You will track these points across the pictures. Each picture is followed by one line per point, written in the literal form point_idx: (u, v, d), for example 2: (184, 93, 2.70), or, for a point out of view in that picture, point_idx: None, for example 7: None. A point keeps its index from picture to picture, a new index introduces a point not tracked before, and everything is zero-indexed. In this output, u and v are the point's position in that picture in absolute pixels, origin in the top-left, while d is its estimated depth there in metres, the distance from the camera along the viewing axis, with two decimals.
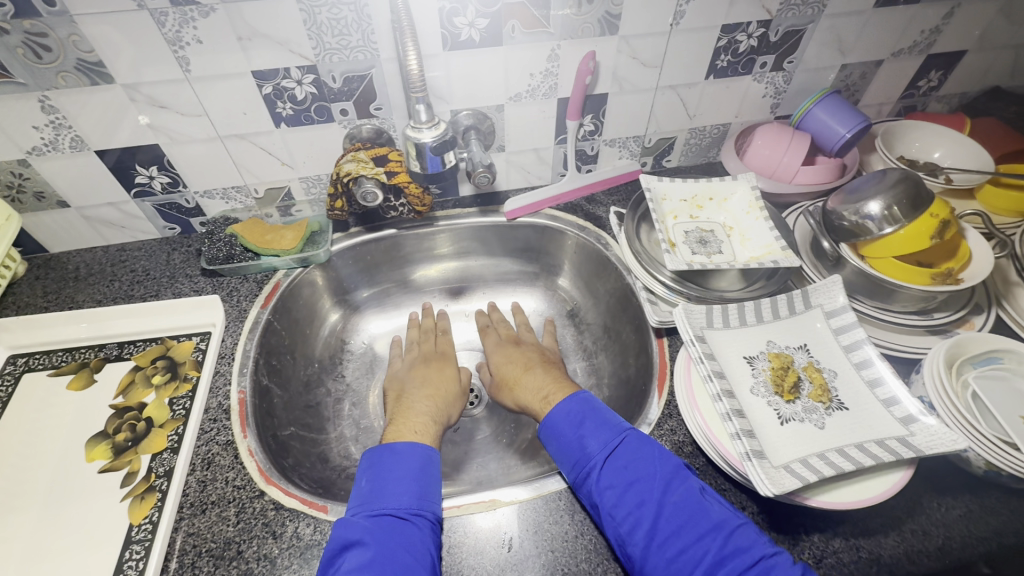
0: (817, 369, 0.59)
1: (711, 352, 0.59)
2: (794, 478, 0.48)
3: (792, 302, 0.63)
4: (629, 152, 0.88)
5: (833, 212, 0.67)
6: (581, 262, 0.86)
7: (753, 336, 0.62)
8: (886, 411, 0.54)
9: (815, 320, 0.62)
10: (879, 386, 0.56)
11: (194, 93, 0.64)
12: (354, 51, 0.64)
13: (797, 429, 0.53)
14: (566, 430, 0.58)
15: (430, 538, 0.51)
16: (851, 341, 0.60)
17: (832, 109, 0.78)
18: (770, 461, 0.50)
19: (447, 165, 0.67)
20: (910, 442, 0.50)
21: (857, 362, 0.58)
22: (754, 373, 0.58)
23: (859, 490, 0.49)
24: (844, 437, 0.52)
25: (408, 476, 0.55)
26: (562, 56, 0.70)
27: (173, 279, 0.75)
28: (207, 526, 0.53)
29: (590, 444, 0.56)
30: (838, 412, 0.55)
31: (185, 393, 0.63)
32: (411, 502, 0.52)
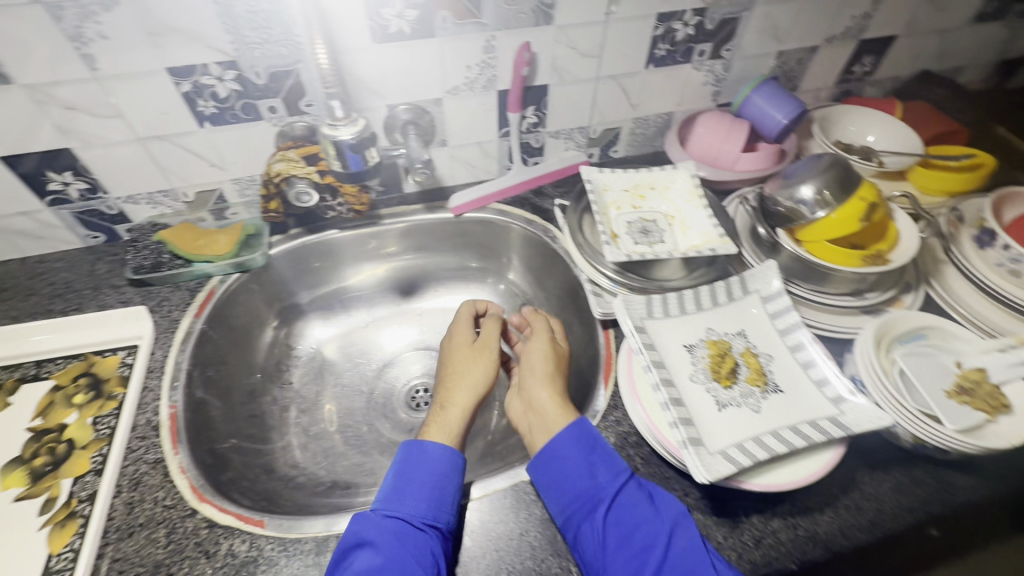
0: (753, 355, 0.61)
1: (651, 342, 0.60)
2: (729, 463, 0.49)
3: (730, 289, 0.65)
4: (575, 144, 0.87)
5: (769, 198, 0.68)
6: (530, 256, 0.85)
7: (693, 324, 0.63)
8: (818, 392, 0.56)
9: (753, 306, 0.64)
10: (811, 368, 0.58)
11: (105, 93, 0.60)
12: (277, 45, 0.61)
13: (734, 414, 0.55)
14: (574, 455, 0.55)
15: (440, 550, 0.50)
16: (786, 325, 0.62)
17: (769, 95, 0.79)
18: (707, 447, 0.52)
19: (368, 162, 0.68)
20: (841, 422, 0.53)
21: (791, 346, 0.60)
22: (693, 361, 0.60)
23: (792, 472, 0.51)
24: (777, 420, 0.54)
25: (430, 480, 0.54)
26: (498, 47, 0.69)
27: (97, 290, 0.71)
28: (135, 550, 0.50)
29: (601, 475, 0.53)
30: (773, 395, 0.57)
31: (111, 411, 0.60)
32: (425, 514, 0.52)
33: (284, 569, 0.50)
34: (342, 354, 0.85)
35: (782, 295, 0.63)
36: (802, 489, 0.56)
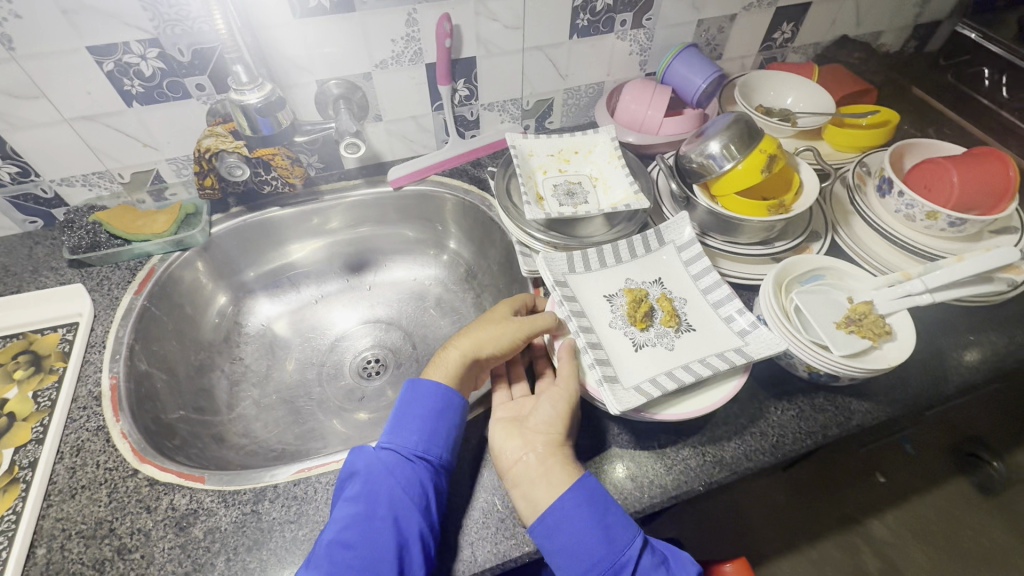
0: (668, 299, 0.67)
1: (572, 295, 0.65)
2: (641, 396, 0.56)
3: (647, 241, 0.71)
4: (510, 116, 0.90)
5: (685, 156, 0.72)
6: (470, 225, 0.88)
7: (614, 276, 0.69)
8: (726, 328, 0.64)
9: (669, 257, 0.70)
10: (720, 306, 0.65)
11: (26, 74, 0.61)
12: (196, 21, 0.62)
13: (649, 354, 0.62)
14: (589, 520, 0.50)
15: (427, 480, 0.52)
16: (699, 270, 0.68)
17: (689, 62, 0.84)
18: (623, 383, 0.59)
19: (280, 126, 0.69)
20: (744, 351, 0.59)
21: (704, 288, 0.67)
22: (613, 309, 0.66)
23: (700, 400, 0.57)
24: (687, 354, 0.62)
25: (423, 416, 0.56)
26: (420, 20, 0.71)
27: (36, 272, 0.72)
28: (77, 509, 0.53)
29: (619, 538, 0.50)
30: (686, 333, 0.64)
31: (51, 384, 0.62)
32: (417, 447, 0.54)
33: (223, 517, 0.53)
34: (292, 329, 0.87)
35: (694, 243, 0.69)
36: (712, 421, 0.61)
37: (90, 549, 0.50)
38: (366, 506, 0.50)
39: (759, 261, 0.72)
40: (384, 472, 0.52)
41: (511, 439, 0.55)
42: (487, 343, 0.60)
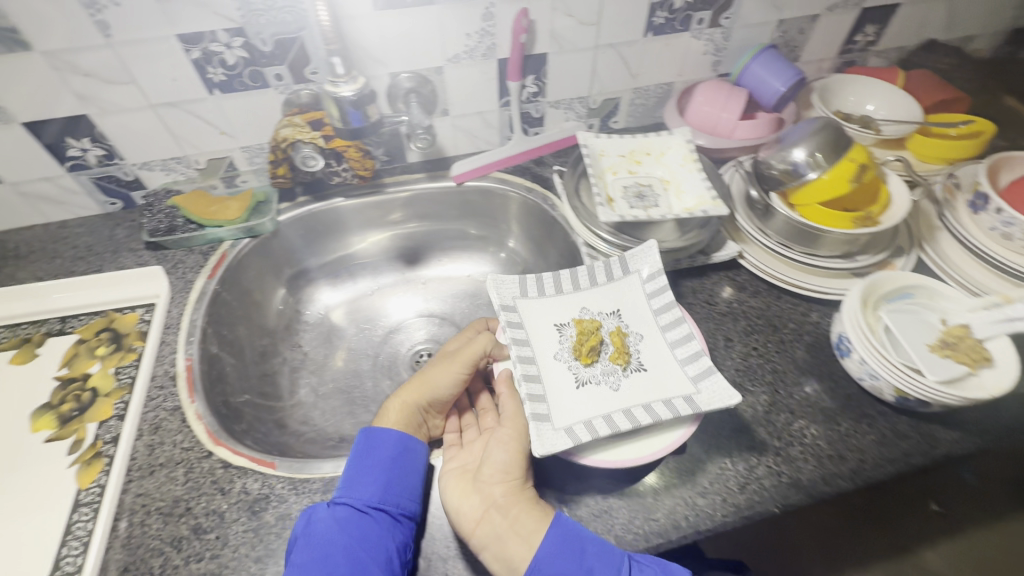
0: (622, 333, 0.64)
1: (519, 322, 0.65)
2: (568, 438, 0.53)
3: (611, 268, 0.68)
4: (575, 114, 0.88)
5: (764, 162, 0.69)
6: (530, 224, 0.87)
7: (568, 304, 0.67)
8: (681, 370, 0.60)
9: (633, 287, 0.67)
10: (680, 346, 0.62)
11: (120, 61, 0.63)
12: (281, 12, 0.63)
13: (591, 391, 0.60)
14: (567, 566, 0.48)
15: (388, 530, 0.50)
16: (663, 304, 0.65)
17: (769, 64, 0.80)
18: (554, 424, 0.56)
19: (369, 118, 0.72)
20: (694, 400, 0.56)
21: (665, 324, 0.64)
22: (562, 339, 0.64)
23: (637, 448, 0.54)
24: (632, 397, 0.59)
25: (380, 465, 0.55)
26: (497, 15, 0.70)
27: (116, 253, 0.74)
28: (156, 486, 0.54)
29: None
30: (635, 372, 0.61)
31: (131, 362, 0.64)
32: (371, 497, 0.52)
33: (293, 505, 0.54)
34: (348, 319, 0.88)
35: (659, 274, 0.66)
36: (788, 440, 0.58)
37: (168, 527, 0.52)
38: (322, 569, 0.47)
39: (839, 276, 0.69)
40: (338, 529, 0.50)
41: (465, 493, 0.53)
42: (429, 387, 0.62)
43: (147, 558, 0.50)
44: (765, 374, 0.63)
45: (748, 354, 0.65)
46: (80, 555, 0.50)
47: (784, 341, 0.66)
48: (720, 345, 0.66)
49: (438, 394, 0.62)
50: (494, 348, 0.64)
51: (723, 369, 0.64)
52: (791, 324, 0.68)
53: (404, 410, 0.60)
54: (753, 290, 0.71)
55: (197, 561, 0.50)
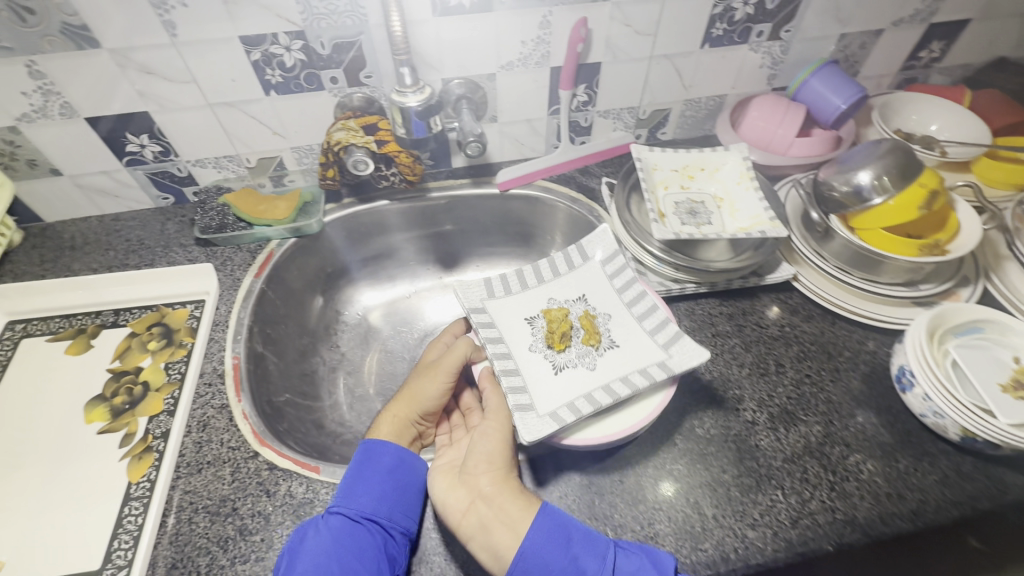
0: (590, 316, 0.67)
1: (489, 321, 0.66)
2: (553, 422, 0.55)
3: (570, 257, 0.72)
4: (623, 124, 0.87)
5: (824, 183, 0.67)
6: (573, 234, 0.86)
7: (535, 297, 0.69)
8: (651, 340, 0.63)
9: (594, 271, 0.70)
10: (646, 318, 0.65)
11: (183, 60, 0.64)
12: (341, 16, 0.63)
13: (570, 375, 0.62)
14: (553, 557, 0.48)
15: (381, 541, 0.50)
16: (624, 282, 0.68)
17: (829, 80, 0.77)
18: (539, 412, 0.58)
19: (432, 130, 0.68)
20: (667, 365, 0.59)
21: (630, 300, 0.67)
22: (533, 331, 0.66)
23: (628, 417, 0.57)
24: (608, 373, 0.61)
25: (377, 476, 0.54)
26: (554, 23, 0.69)
27: (167, 248, 0.75)
28: (204, 484, 0.55)
29: (587, 565, 0.47)
30: (609, 350, 0.64)
31: (181, 358, 0.64)
32: (365, 509, 0.52)
33: None
34: (386, 321, 0.88)
35: (616, 254, 0.69)
36: (843, 474, 0.56)
37: (215, 526, 0.52)
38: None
39: (900, 304, 0.67)
40: (330, 539, 0.49)
41: (453, 488, 0.54)
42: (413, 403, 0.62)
43: (194, 556, 0.50)
44: (818, 404, 0.61)
45: (801, 381, 0.63)
46: (130, 549, 0.51)
47: (839, 369, 0.64)
48: (771, 370, 0.64)
49: (425, 405, 0.62)
50: (472, 353, 0.64)
51: (775, 396, 0.62)
52: (846, 352, 0.65)
53: (394, 422, 0.61)
54: (806, 314, 0.69)
55: (243, 562, 0.50)
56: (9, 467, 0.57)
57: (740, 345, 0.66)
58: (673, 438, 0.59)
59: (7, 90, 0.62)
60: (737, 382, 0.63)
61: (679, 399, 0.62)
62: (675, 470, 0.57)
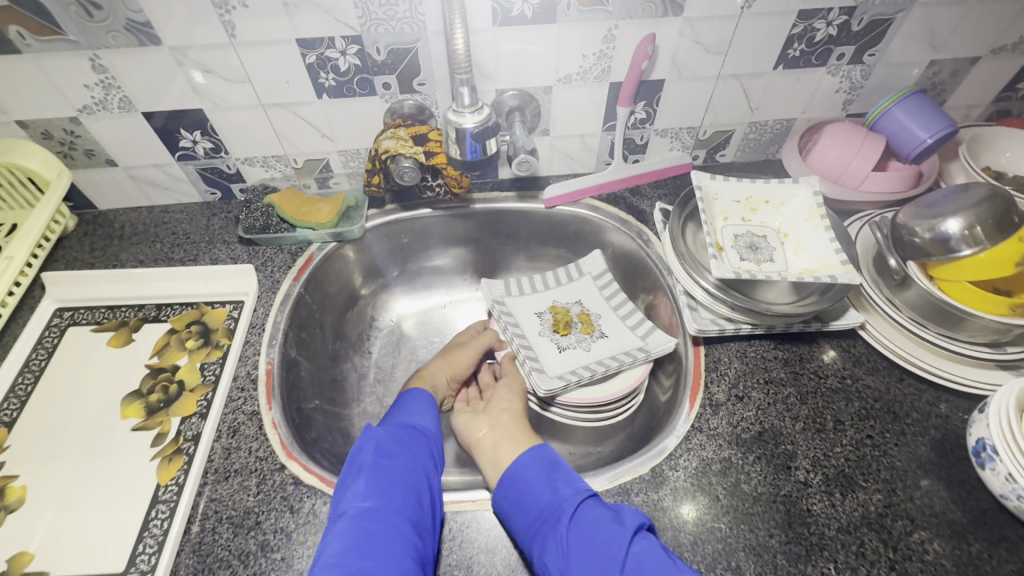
0: (586, 314, 0.78)
1: (507, 311, 0.78)
2: (560, 380, 0.67)
3: (568, 272, 0.83)
4: (681, 144, 0.83)
5: (903, 226, 0.62)
6: (618, 256, 0.82)
7: (541, 299, 0.80)
8: (634, 331, 0.74)
9: (588, 283, 0.82)
10: (630, 314, 0.76)
11: (239, 60, 0.63)
12: (400, 22, 0.61)
13: (572, 353, 0.73)
14: (537, 474, 0.54)
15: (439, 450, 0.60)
16: (612, 289, 0.80)
17: (914, 111, 0.71)
18: (548, 371, 0.71)
19: (488, 153, 0.63)
20: (646, 347, 0.70)
21: (617, 302, 0.78)
22: (541, 322, 0.77)
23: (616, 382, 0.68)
24: (601, 353, 0.72)
25: (432, 410, 0.63)
26: (619, 37, 0.66)
27: (211, 244, 0.76)
28: (229, 493, 0.54)
29: (562, 490, 0.52)
30: (601, 338, 0.75)
31: (216, 359, 0.64)
32: (429, 424, 0.61)
33: None
34: (419, 330, 0.87)
35: (607, 272, 0.81)
36: (906, 554, 0.51)
37: (237, 539, 0.52)
38: (399, 456, 0.54)
39: (982, 366, 0.61)
40: (405, 434, 0.58)
41: (471, 427, 0.65)
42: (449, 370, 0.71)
43: (216, 569, 0.50)
44: (880, 469, 0.56)
45: (862, 442, 0.58)
46: (154, 554, 0.51)
47: (905, 432, 0.58)
48: (829, 427, 0.59)
49: (452, 374, 0.71)
50: (495, 343, 0.75)
51: (831, 456, 0.57)
52: (914, 413, 0.59)
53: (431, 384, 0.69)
54: (871, 366, 0.63)
55: None
56: (47, 455, 0.58)
57: (795, 396, 0.61)
58: (715, 492, 0.55)
59: (71, 82, 0.63)
60: (790, 437, 0.58)
61: (724, 449, 0.58)
62: (718, 531, 0.52)
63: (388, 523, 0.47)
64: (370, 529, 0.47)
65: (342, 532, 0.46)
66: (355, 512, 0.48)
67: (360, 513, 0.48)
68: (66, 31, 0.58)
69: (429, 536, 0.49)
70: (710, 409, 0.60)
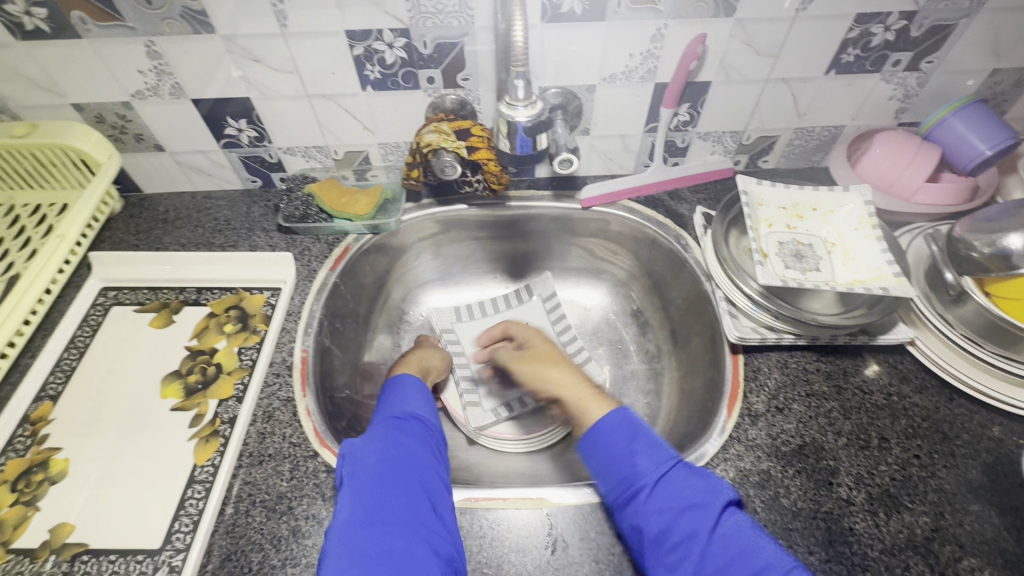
0: None
1: (455, 339, 0.82)
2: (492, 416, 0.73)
3: (520, 295, 0.86)
4: (723, 148, 0.81)
5: (960, 240, 0.60)
6: (653, 259, 0.81)
7: (491, 324, 0.84)
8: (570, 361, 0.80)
9: (536, 307, 0.85)
10: (569, 343, 0.82)
11: (288, 49, 0.64)
12: (449, 16, 0.61)
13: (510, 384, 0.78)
14: (616, 442, 0.51)
15: (434, 431, 0.55)
16: (557, 315, 0.84)
17: (973, 120, 0.68)
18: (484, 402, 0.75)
19: (538, 148, 0.62)
20: None
21: (559, 329, 0.83)
22: None
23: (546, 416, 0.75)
24: None
25: (417, 389, 0.59)
26: (668, 37, 0.64)
27: (251, 231, 0.77)
28: (263, 477, 0.55)
29: (641, 463, 0.48)
30: None
31: (253, 344, 0.65)
32: (414, 407, 0.56)
33: None
34: None
35: (555, 296, 0.85)
36: None
37: (270, 522, 0.52)
38: (375, 447, 0.49)
39: None
40: (388, 421, 0.53)
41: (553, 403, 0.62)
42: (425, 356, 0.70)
43: (249, 551, 0.50)
44: (928, 491, 0.53)
45: (908, 461, 0.55)
46: (190, 533, 0.51)
47: (954, 454, 0.56)
48: (874, 444, 0.57)
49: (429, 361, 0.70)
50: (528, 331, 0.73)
51: (875, 474, 0.55)
52: (965, 435, 0.57)
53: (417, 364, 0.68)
54: (918, 384, 0.61)
55: (293, 565, 0.49)
56: (88, 430, 0.59)
57: (838, 411, 0.59)
58: (752, 505, 0.53)
59: (126, 68, 0.65)
60: (832, 452, 0.56)
61: (762, 462, 0.56)
62: None
63: (374, 529, 0.42)
64: (356, 538, 0.42)
65: (333, 548, 0.41)
66: (339, 524, 0.43)
67: (345, 523, 0.43)
68: (125, 18, 0.60)
69: (435, 522, 0.45)
70: (748, 419, 0.59)
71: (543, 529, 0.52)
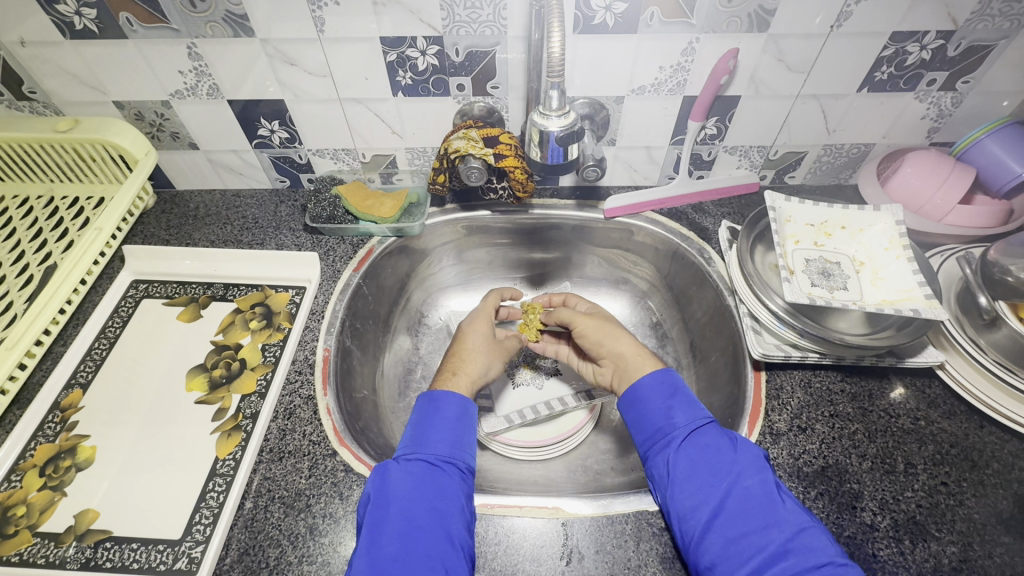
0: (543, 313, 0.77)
1: None
2: (505, 421, 0.71)
3: None
4: (749, 162, 0.81)
5: (995, 264, 0.60)
6: (675, 271, 0.80)
7: None
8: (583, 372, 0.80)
9: None
10: None
11: (323, 54, 0.65)
12: (482, 26, 0.62)
13: (521, 391, 0.79)
14: (654, 398, 0.57)
15: (460, 485, 0.51)
16: None
17: (1010, 143, 0.67)
18: (500, 411, 0.76)
19: (569, 157, 0.63)
20: (591, 394, 0.75)
21: None
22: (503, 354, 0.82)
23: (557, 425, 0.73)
24: (551, 394, 0.77)
25: (449, 425, 0.55)
26: (699, 51, 0.65)
27: (278, 230, 0.78)
28: (283, 474, 0.55)
29: (677, 416, 0.54)
30: (553, 376, 0.80)
31: (277, 341, 0.66)
32: (452, 452, 0.53)
33: None
34: None
35: None
36: None
37: (288, 519, 0.53)
38: (395, 520, 0.47)
39: None
40: (423, 470, 0.51)
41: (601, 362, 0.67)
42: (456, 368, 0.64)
43: (266, 547, 0.51)
44: (956, 521, 0.52)
45: (935, 488, 0.54)
46: (209, 526, 0.52)
47: (984, 484, 0.54)
48: (899, 469, 0.56)
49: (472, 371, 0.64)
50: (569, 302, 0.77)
51: (901, 500, 0.53)
52: (995, 464, 0.55)
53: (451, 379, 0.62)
54: (947, 409, 0.60)
55: (309, 563, 0.50)
56: (115, 419, 0.60)
57: (862, 433, 0.58)
58: None
59: (168, 68, 0.67)
60: (856, 476, 0.55)
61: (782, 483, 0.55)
62: None
63: None
64: None
65: None
66: None
67: None
68: (170, 20, 0.61)
69: None
70: (769, 437, 0.58)
71: (559, 539, 0.52)
